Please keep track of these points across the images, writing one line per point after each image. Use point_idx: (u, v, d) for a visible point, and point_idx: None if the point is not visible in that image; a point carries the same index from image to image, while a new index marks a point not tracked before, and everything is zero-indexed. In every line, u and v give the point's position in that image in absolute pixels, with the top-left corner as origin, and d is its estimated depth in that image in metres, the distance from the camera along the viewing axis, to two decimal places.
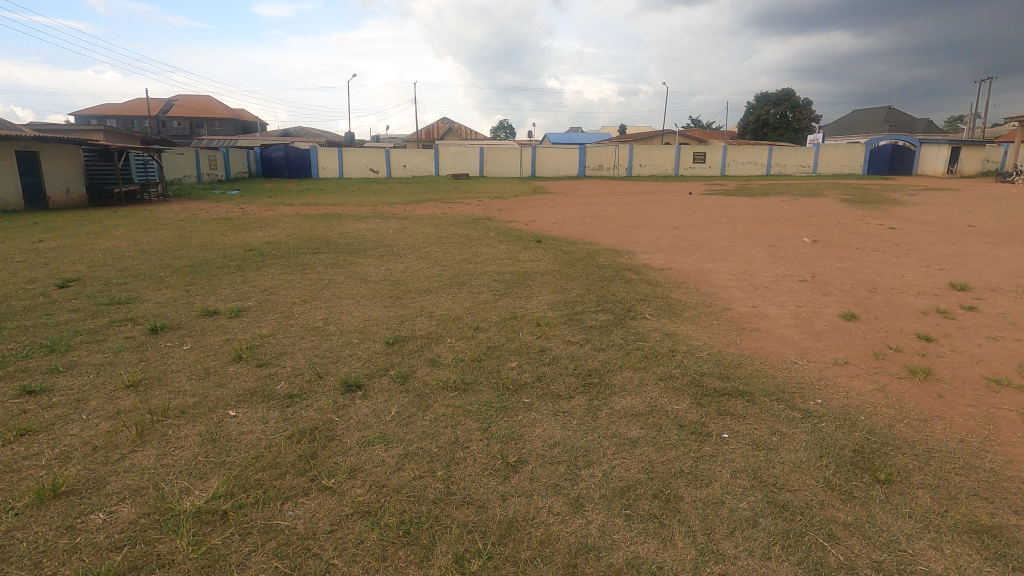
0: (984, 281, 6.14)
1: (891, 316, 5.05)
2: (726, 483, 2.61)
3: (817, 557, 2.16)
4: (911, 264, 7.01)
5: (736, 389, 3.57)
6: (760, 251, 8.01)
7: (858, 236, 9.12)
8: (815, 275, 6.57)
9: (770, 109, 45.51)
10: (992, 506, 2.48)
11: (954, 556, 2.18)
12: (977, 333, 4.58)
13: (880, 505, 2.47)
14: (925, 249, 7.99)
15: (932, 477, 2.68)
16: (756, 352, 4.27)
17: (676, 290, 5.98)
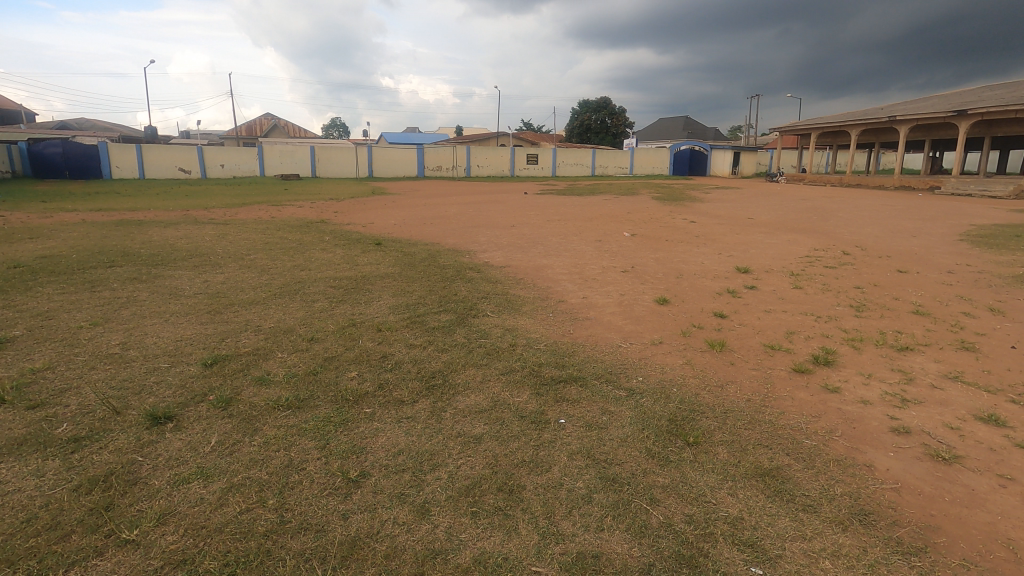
0: (760, 264, 7.38)
1: (695, 298, 5.82)
2: (563, 466, 2.77)
3: (642, 521, 2.39)
4: (708, 252, 8.16)
5: (571, 376, 3.83)
6: (588, 246, 8.69)
7: (667, 229, 10.36)
8: (634, 266, 7.31)
9: (592, 116, 49.76)
10: (772, 452, 2.98)
11: (745, 499, 2.58)
12: (756, 308, 5.49)
13: (690, 464, 2.83)
14: (718, 238, 9.36)
15: (728, 434, 3.15)
16: (587, 339, 4.62)
17: (514, 286, 6.22)
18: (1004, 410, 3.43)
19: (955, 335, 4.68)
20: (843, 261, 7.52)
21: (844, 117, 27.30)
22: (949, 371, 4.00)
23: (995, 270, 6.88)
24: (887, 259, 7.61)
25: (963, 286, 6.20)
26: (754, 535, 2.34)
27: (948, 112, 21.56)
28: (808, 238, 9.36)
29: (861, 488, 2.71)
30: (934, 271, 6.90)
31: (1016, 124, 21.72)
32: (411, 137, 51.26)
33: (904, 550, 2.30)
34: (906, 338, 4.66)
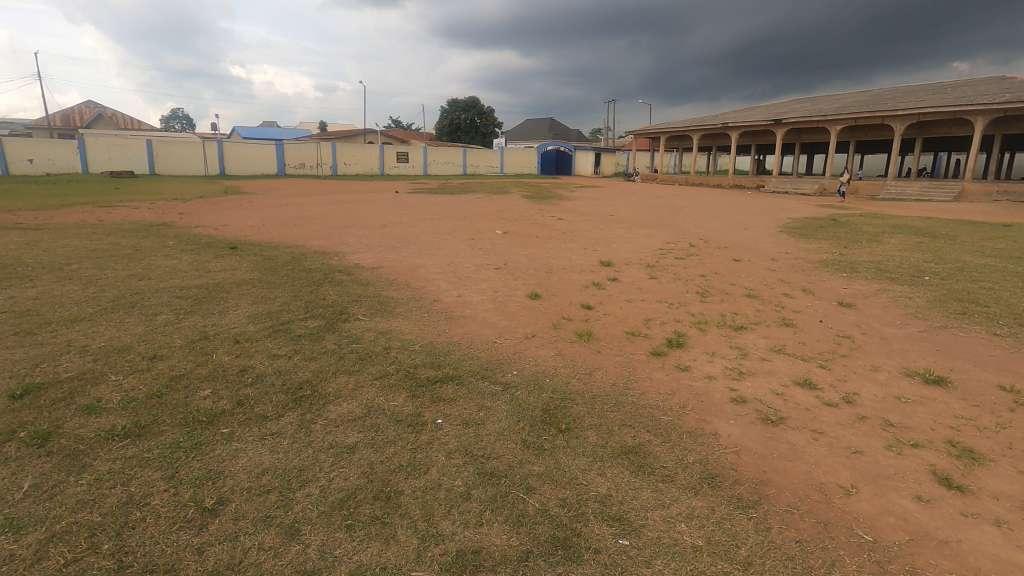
0: (621, 257, 7.96)
1: (564, 292, 6.11)
2: (441, 466, 2.76)
3: (519, 510, 2.46)
4: (575, 248, 8.62)
5: (447, 375, 3.82)
6: (462, 244, 8.74)
7: (537, 227, 10.76)
8: (506, 262, 7.50)
9: (461, 115, 50.04)
10: (635, 430, 3.24)
11: (613, 477, 2.78)
12: (618, 298, 5.91)
13: (563, 450, 2.98)
14: (583, 234, 9.93)
15: (596, 418, 3.35)
16: (463, 337, 4.64)
17: (387, 288, 6.05)
18: (815, 375, 4.05)
19: (778, 313, 5.44)
20: (690, 252, 8.36)
21: (687, 123, 30.34)
22: (774, 344, 4.63)
23: (806, 256, 8.10)
24: (724, 250, 8.61)
25: (783, 271, 7.21)
26: (621, 509, 2.53)
27: (767, 121, 24.90)
28: (660, 232, 10.29)
29: (709, 455, 3.04)
30: (761, 259, 7.94)
31: (817, 132, 25.74)
32: (269, 132, 47.66)
33: (744, 505, 2.62)
34: (741, 318, 5.30)
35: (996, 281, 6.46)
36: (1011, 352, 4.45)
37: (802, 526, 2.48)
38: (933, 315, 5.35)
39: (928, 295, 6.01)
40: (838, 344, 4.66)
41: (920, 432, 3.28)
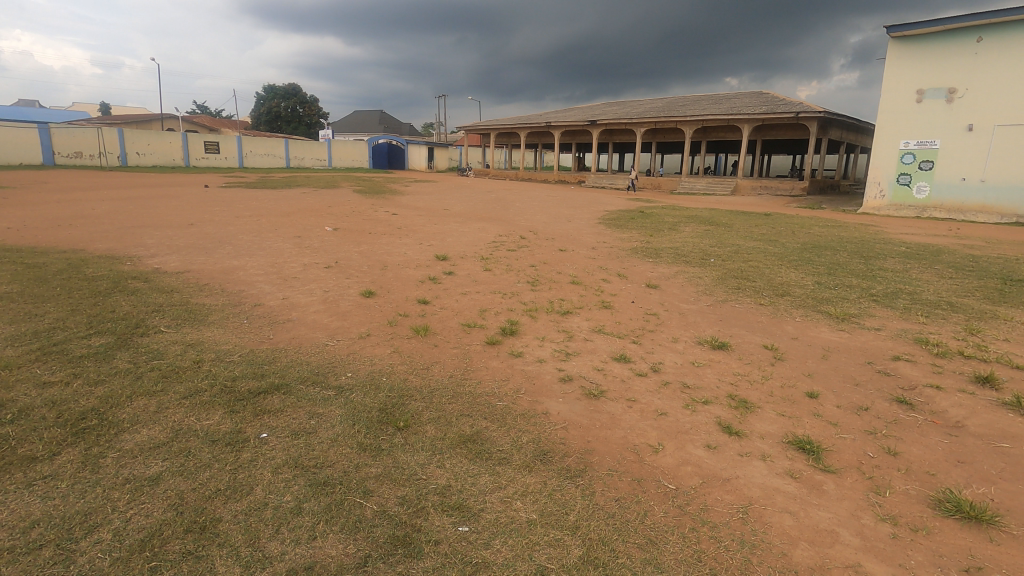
0: (456, 251, 8.07)
1: (399, 288, 6.01)
2: (268, 483, 2.55)
3: (356, 516, 2.38)
4: (410, 243, 8.53)
5: (272, 385, 3.52)
6: (287, 243, 8.11)
7: (370, 222, 10.42)
8: (338, 260, 7.14)
9: (280, 103, 46.23)
10: (473, 419, 3.33)
11: (452, 467, 2.82)
12: (454, 291, 5.99)
13: (401, 448, 2.94)
14: (418, 229, 9.85)
15: (434, 412, 3.37)
16: (290, 342, 4.31)
17: (196, 294, 5.37)
18: (629, 350, 4.55)
19: (598, 297, 5.99)
20: (521, 244, 8.80)
21: (514, 121, 31.75)
22: (595, 326, 5.10)
23: (620, 245, 9.03)
24: (552, 241, 9.21)
25: (601, 259, 7.94)
26: (460, 497, 2.58)
27: (584, 121, 27.13)
28: (493, 225, 10.65)
29: (541, 433, 3.24)
30: (583, 248, 8.66)
31: (626, 133, 28.74)
32: (28, 113, 39.08)
33: (572, 475, 2.85)
34: (567, 304, 5.73)
35: (760, 261, 7.86)
36: (771, 317, 5.46)
37: (620, 485, 2.78)
38: (716, 291, 6.34)
39: (713, 274, 7.10)
40: (647, 321, 5.29)
41: (709, 390, 3.88)
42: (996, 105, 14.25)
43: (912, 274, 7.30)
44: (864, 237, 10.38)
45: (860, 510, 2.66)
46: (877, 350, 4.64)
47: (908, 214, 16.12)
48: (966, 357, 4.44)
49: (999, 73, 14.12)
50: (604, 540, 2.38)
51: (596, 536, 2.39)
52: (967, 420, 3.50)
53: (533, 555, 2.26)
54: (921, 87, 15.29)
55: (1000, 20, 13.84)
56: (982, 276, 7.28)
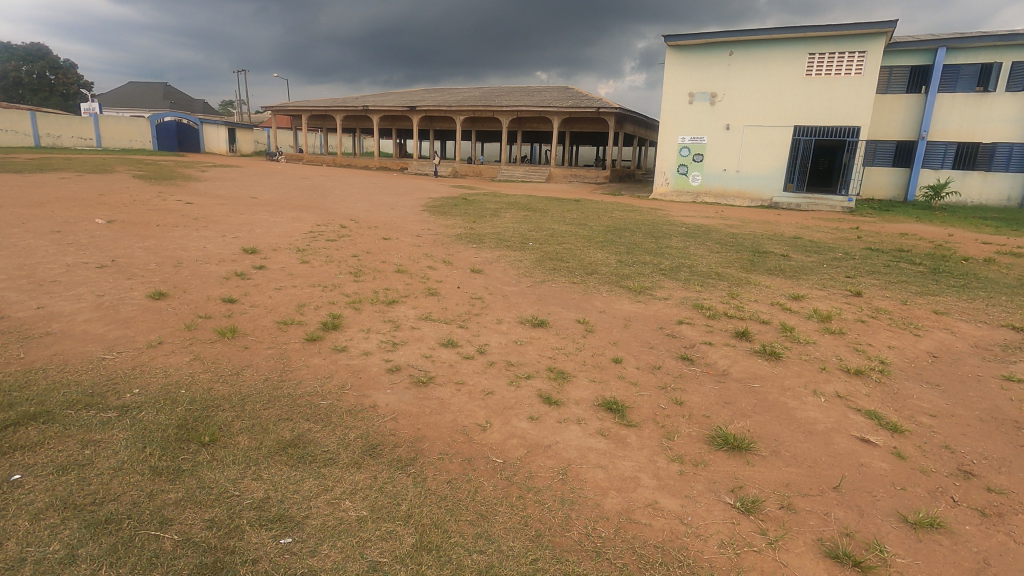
0: (267, 243, 7.38)
1: (198, 287, 5.30)
2: (25, 534, 2.09)
3: (152, 551, 2.08)
4: (210, 235, 7.57)
5: (26, 414, 2.87)
6: (40, 239, 6.62)
7: (157, 213, 8.99)
8: (115, 258, 6.04)
9: (20, 66, 37.24)
10: (293, 423, 3.10)
11: (270, 477, 2.61)
12: (267, 287, 5.48)
13: (207, 466, 2.64)
14: (220, 220, 8.79)
15: (247, 420, 3.07)
16: (51, 360, 3.55)
17: None
18: (455, 334, 4.64)
19: (424, 285, 5.97)
20: (341, 233, 8.36)
21: (328, 103, 29.90)
22: (422, 313, 5.09)
23: (445, 232, 9.10)
24: (374, 229, 8.92)
25: (426, 246, 7.92)
26: (281, 508, 2.39)
27: (403, 107, 26.63)
28: (309, 214, 9.95)
29: (369, 427, 3.15)
30: (408, 236, 8.55)
31: (446, 121, 28.95)
32: None
33: (403, 464, 2.82)
34: (392, 293, 5.62)
35: (573, 243, 8.56)
36: (582, 294, 6.00)
37: (451, 467, 2.84)
38: (535, 272, 6.75)
39: (532, 257, 7.54)
40: (473, 305, 5.43)
41: (530, 366, 4.14)
42: (744, 109, 17.39)
43: (691, 250, 8.58)
44: (655, 220, 11.91)
45: (656, 455, 3.08)
46: (666, 316, 5.38)
47: (687, 199, 18.79)
48: (729, 317, 5.39)
49: (745, 82, 17.24)
50: (437, 523, 2.41)
51: (428, 521, 2.41)
52: (731, 367, 4.27)
53: (364, 553, 2.20)
54: (692, 90, 18.00)
55: (744, 38, 16.87)
56: (739, 250, 8.87)
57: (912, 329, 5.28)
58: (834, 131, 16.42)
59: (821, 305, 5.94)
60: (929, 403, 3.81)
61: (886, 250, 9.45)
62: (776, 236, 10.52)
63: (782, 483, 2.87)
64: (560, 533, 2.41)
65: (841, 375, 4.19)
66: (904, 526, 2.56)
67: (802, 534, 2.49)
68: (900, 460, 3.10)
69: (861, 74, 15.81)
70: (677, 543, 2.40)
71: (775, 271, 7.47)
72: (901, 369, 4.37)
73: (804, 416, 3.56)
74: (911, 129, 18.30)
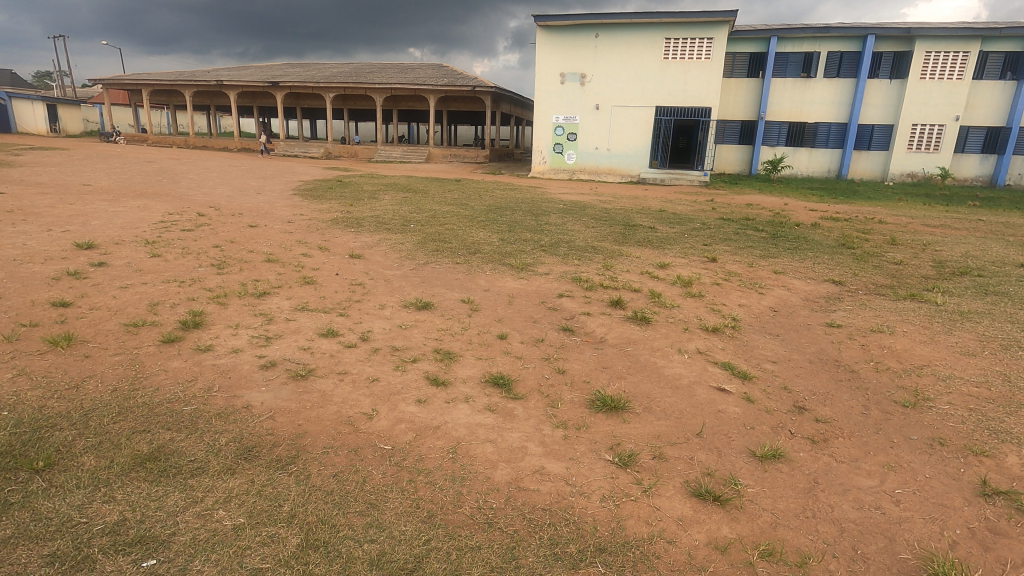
0: (107, 236, 6.48)
1: (19, 291, 4.54)
2: None
3: None
4: (31, 230, 6.48)
5: None
6: None
7: None
8: None
9: None
10: (152, 434, 2.80)
11: (126, 497, 2.34)
12: (109, 286, 4.83)
13: (41, 494, 2.30)
14: (42, 212, 7.56)
15: (92, 438, 2.71)
16: None
17: None
18: (336, 323, 4.45)
19: (298, 274, 5.62)
20: (199, 223, 7.57)
21: (173, 76, 26.68)
22: (297, 303, 4.80)
23: (319, 217, 8.59)
24: (238, 217, 8.19)
25: (299, 233, 7.44)
26: (142, 529, 2.16)
27: (264, 82, 24.56)
28: (158, 202, 8.88)
29: (243, 429, 2.93)
30: (278, 223, 7.97)
31: (314, 98, 27.20)
32: None
33: (282, 464, 2.67)
34: (263, 285, 5.23)
35: (455, 224, 8.53)
36: (466, 274, 6.02)
37: (336, 460, 2.74)
38: (418, 255, 6.64)
39: (413, 239, 7.41)
40: (353, 292, 5.23)
41: (416, 349, 4.09)
42: (611, 90, 18.30)
43: (568, 226, 8.94)
44: (535, 198, 12.20)
45: (542, 424, 3.21)
46: (547, 290, 5.59)
47: (563, 176, 19.44)
48: (605, 288, 5.72)
49: (610, 65, 18.12)
50: (324, 519, 2.32)
51: (314, 518, 2.31)
52: (607, 334, 4.55)
53: (243, 561, 2.06)
54: (563, 71, 18.54)
55: (608, 22, 17.66)
56: (612, 224, 9.39)
57: (757, 288, 5.97)
58: (689, 112, 17.92)
59: (683, 272, 6.50)
60: (771, 351, 4.37)
61: (735, 219, 10.55)
62: (644, 210, 11.28)
63: (654, 436, 3.13)
64: (452, 510, 2.44)
65: (701, 333, 4.65)
66: (753, 460, 2.94)
67: (671, 479, 2.75)
68: (749, 403, 3.53)
69: (709, 59, 17.33)
70: (562, 503, 2.54)
71: (644, 243, 8.04)
72: (748, 323, 4.95)
73: (670, 372, 3.91)
74: (752, 109, 20.44)
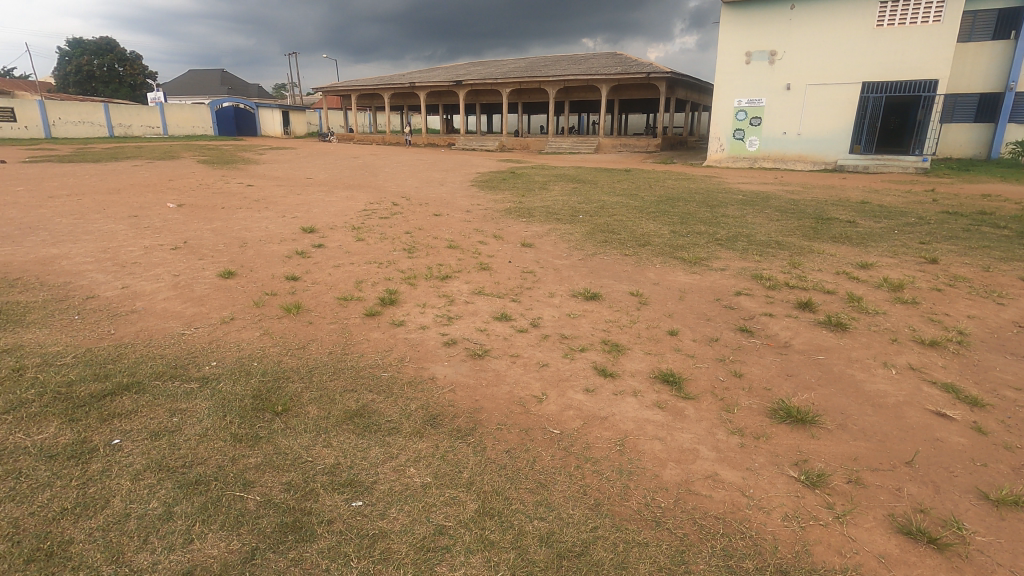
0: (324, 222, 7.63)
1: (262, 265, 5.57)
2: (127, 493, 2.32)
3: (237, 511, 2.26)
4: (271, 216, 7.90)
5: (120, 385, 3.17)
6: (120, 225, 7.16)
7: (221, 196, 9.46)
8: (186, 241, 6.42)
9: (91, 59, 42.01)
10: (360, 393, 3.25)
11: (340, 444, 2.75)
12: (326, 265, 5.68)
13: (280, 433, 2.81)
14: (278, 201, 9.16)
15: (316, 391, 3.24)
16: (137, 336, 3.88)
17: (6, 292, 4.63)
18: (509, 308, 4.69)
19: (476, 260, 6.03)
20: (394, 211, 8.51)
21: (374, 81, 30.20)
22: (475, 288, 5.16)
23: (494, 206, 9.10)
24: (425, 206, 9.02)
25: (476, 221, 7.97)
26: (351, 473, 2.53)
27: (449, 82, 26.60)
28: (362, 193, 10.19)
29: (429, 398, 3.25)
30: (458, 212, 8.61)
31: (492, 94, 28.75)
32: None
33: (462, 435, 2.91)
34: (445, 269, 5.71)
35: (625, 215, 8.39)
36: (635, 266, 5.90)
37: (509, 437, 2.90)
38: (586, 245, 6.68)
39: (583, 230, 7.47)
40: (525, 279, 5.45)
41: (584, 338, 4.14)
42: (806, 67, 16.35)
43: (749, 219, 8.26)
44: (710, 188, 11.47)
45: (715, 427, 3.04)
46: (723, 287, 5.23)
47: (743, 165, 17.97)
48: (791, 287, 5.18)
49: (807, 39, 16.16)
50: (497, 491, 2.48)
51: (490, 488, 2.49)
52: (793, 339, 4.12)
53: (430, 516, 2.30)
54: (749, 49, 17.04)
55: None
56: (801, 217, 8.45)
57: (995, 298, 4.91)
58: (908, 86, 15.28)
59: (891, 274, 5.61)
60: (1014, 375, 3.57)
61: (967, 213, 8.78)
62: (841, 202, 9.95)
63: (849, 457, 2.78)
64: (619, 503, 2.44)
65: (914, 347, 3.97)
66: (985, 504, 2.44)
67: (872, 509, 2.41)
68: (981, 435, 2.94)
69: (940, 22, 14.58)
70: (739, 515, 2.38)
71: (841, 238, 7.10)
72: (981, 339, 4.10)
73: (873, 388, 3.41)
74: (997, 79, 16.73)
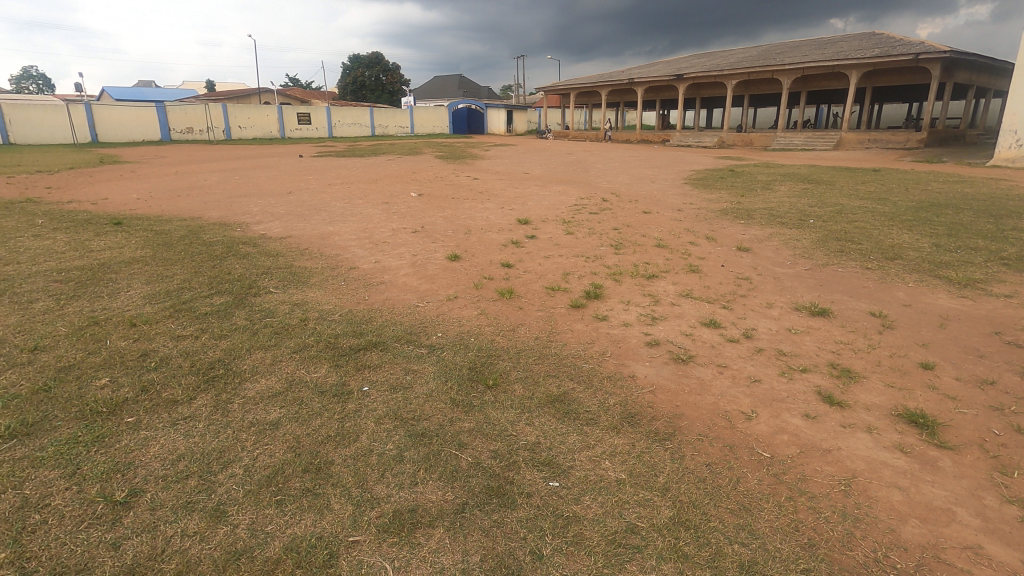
0: (537, 215, 8.07)
1: (482, 252, 6.12)
2: (372, 432, 2.79)
3: (452, 466, 2.55)
4: (492, 207, 8.64)
5: (370, 342, 3.82)
6: (376, 209, 8.56)
7: (453, 187, 10.64)
8: (423, 225, 7.38)
9: (364, 72, 50.75)
10: (562, 380, 3.39)
11: (541, 425, 2.91)
12: (537, 255, 6.02)
13: (490, 404, 3.09)
14: (499, 193, 9.96)
15: (522, 371, 3.48)
16: (384, 303, 4.62)
17: (299, 258, 5.90)
18: (719, 315, 4.40)
19: (685, 261, 5.78)
20: (603, 207, 8.60)
21: (593, 78, 30.74)
22: (682, 290, 4.95)
23: (709, 206, 8.59)
24: (635, 203, 8.93)
25: (688, 221, 7.62)
26: (550, 454, 2.66)
27: (669, 75, 25.77)
28: (574, 188, 10.51)
29: (627, 395, 3.24)
30: (668, 210, 8.34)
31: (715, 87, 27.06)
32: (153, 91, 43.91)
33: (660, 438, 2.84)
34: (652, 268, 5.59)
35: (869, 221, 7.20)
36: (880, 282, 5.03)
37: (710, 450, 2.74)
38: (816, 254, 5.91)
39: (813, 236, 6.62)
40: (739, 286, 5.05)
41: (807, 358, 3.69)
42: None
43: None
44: (997, 194, 9.16)
45: (982, 490, 2.46)
46: (1008, 319, 4.15)
47: None
48: None
49: None
50: (695, 503, 2.37)
51: (686, 499, 2.39)
52: None
53: (622, 513, 2.30)
54: None
55: None
56: None
57: None
58: None
59: None
60: None
61: None
62: None
63: None
64: (840, 550, 2.13)
65: None
66: None
67: None
68: None
69: None
70: None
71: None
72: None
73: None
74: None
